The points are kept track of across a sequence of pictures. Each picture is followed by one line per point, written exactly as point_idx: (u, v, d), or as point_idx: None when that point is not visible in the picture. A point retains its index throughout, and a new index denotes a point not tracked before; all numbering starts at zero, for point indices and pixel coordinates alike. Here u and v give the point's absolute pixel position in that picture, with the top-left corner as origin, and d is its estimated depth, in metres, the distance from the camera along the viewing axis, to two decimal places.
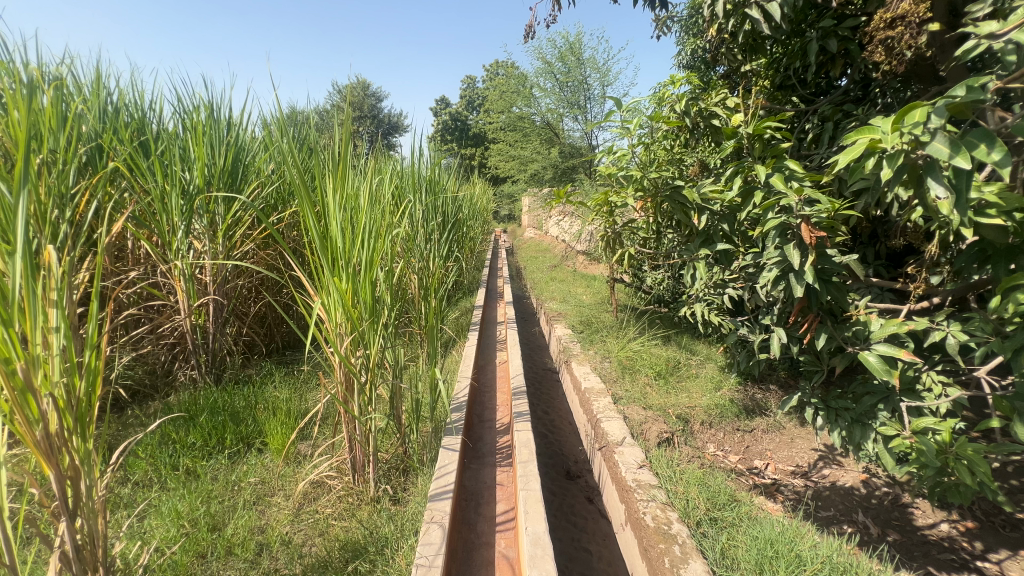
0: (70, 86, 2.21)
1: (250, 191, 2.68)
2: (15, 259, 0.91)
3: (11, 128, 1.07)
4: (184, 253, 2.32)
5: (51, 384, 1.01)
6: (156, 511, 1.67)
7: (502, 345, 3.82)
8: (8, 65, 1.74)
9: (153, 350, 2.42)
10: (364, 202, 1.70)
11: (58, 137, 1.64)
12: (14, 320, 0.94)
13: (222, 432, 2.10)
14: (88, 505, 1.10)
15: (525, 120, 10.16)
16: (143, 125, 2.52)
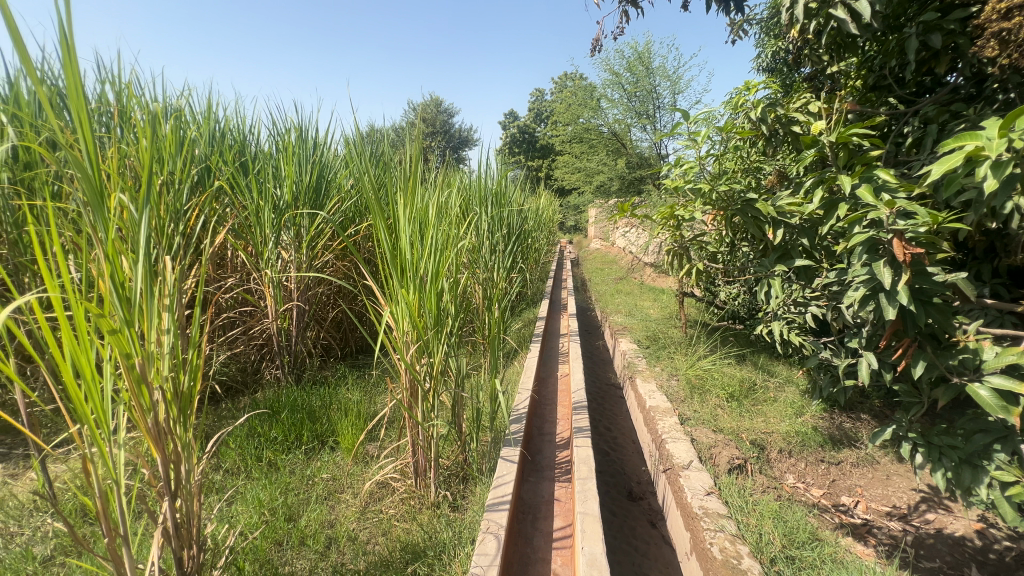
0: (185, 116, 2.53)
1: (332, 205, 2.89)
2: (138, 268, 1.07)
3: (139, 155, 1.26)
4: (273, 262, 2.55)
5: (161, 378, 1.15)
6: (242, 497, 1.83)
7: (564, 358, 3.80)
8: (139, 99, 2.03)
9: (245, 350, 2.67)
10: (432, 215, 1.77)
11: (175, 159, 1.89)
12: (136, 319, 1.09)
13: (300, 428, 2.26)
14: (187, 486, 1.23)
15: (592, 132, 10.13)
16: (243, 147, 2.82)
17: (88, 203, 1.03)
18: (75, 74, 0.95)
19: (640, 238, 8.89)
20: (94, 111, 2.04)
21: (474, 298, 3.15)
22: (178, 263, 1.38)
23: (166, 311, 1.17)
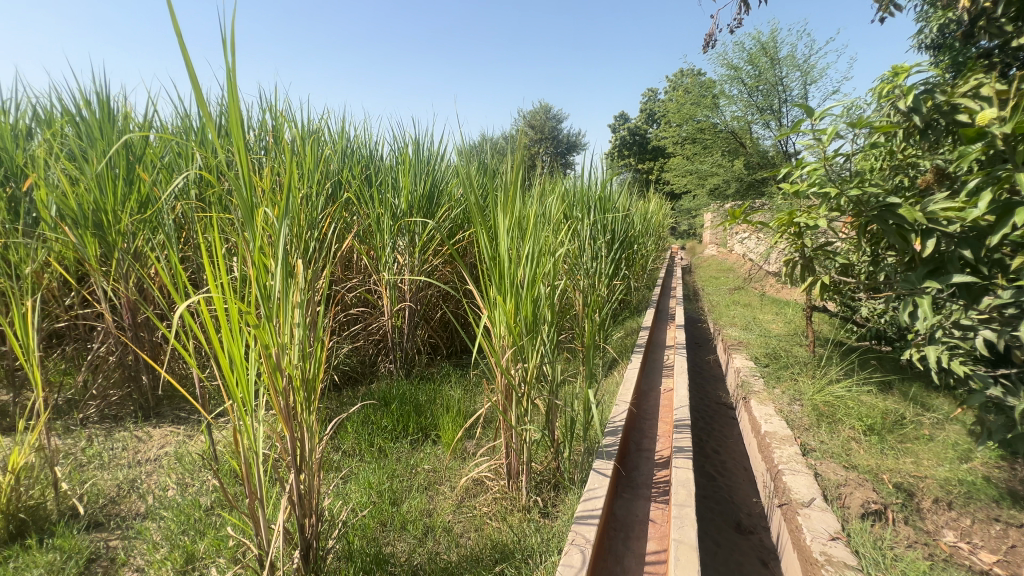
0: (324, 136, 2.90)
1: (442, 212, 3.08)
2: (277, 271, 1.25)
3: (283, 175, 1.47)
4: (390, 266, 2.80)
5: (292, 366, 1.33)
6: (355, 477, 2.04)
7: (668, 371, 3.60)
8: (288, 124, 2.37)
9: (364, 344, 2.97)
10: (531, 223, 1.79)
11: (313, 174, 2.17)
12: (274, 314, 1.28)
13: (407, 420, 2.45)
14: (310, 462, 1.40)
15: (706, 132, 9.50)
16: (369, 162, 3.14)
17: (243, 217, 1.25)
18: (237, 111, 1.16)
19: (760, 244, 8.11)
20: (256, 137, 2.45)
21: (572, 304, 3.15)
22: (311, 267, 1.59)
23: (298, 309, 1.35)
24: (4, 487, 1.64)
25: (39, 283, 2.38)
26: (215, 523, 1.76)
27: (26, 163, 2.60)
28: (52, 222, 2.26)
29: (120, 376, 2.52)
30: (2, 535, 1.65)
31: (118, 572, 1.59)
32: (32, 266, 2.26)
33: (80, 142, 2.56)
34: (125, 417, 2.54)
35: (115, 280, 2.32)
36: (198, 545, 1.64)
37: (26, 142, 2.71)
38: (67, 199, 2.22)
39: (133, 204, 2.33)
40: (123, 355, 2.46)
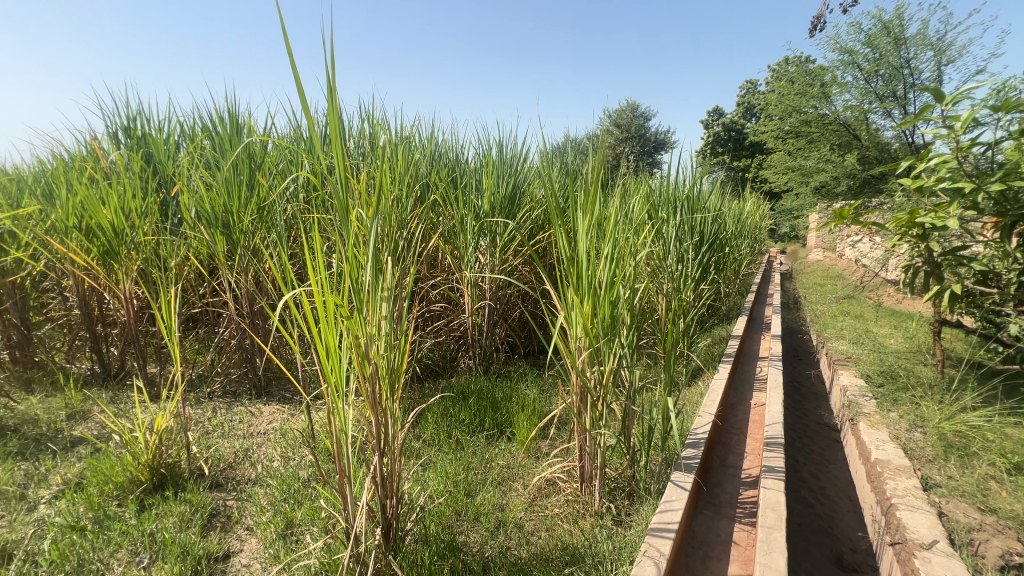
0: (414, 142, 3.08)
1: (523, 213, 3.12)
2: (368, 266, 1.36)
3: (376, 177, 1.59)
4: (472, 265, 2.89)
5: (379, 355, 1.43)
6: (434, 466, 2.13)
7: (761, 384, 3.32)
8: (383, 131, 2.55)
9: (446, 339, 3.09)
10: (612, 224, 1.75)
11: (404, 177, 2.31)
12: (364, 306, 1.39)
13: (484, 415, 2.51)
14: (393, 447, 1.49)
15: (813, 124, 8.62)
16: (455, 165, 3.27)
17: (339, 216, 1.37)
18: (337, 120, 1.27)
19: (877, 248, 7.20)
20: (355, 144, 2.66)
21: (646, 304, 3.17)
22: (398, 263, 1.69)
23: (385, 302, 1.44)
24: (149, 445, 1.95)
25: (181, 274, 2.80)
26: (311, 494, 1.94)
27: (175, 172, 3.07)
28: (192, 222, 2.64)
29: (239, 358, 2.86)
30: (148, 486, 1.96)
31: (232, 528, 1.82)
32: (176, 260, 2.66)
33: (215, 154, 2.96)
34: (242, 393, 2.89)
35: (238, 274, 2.65)
36: (296, 513, 1.82)
37: (175, 155, 3.20)
38: (203, 203, 2.58)
39: (254, 206, 2.65)
40: (241, 338, 2.80)
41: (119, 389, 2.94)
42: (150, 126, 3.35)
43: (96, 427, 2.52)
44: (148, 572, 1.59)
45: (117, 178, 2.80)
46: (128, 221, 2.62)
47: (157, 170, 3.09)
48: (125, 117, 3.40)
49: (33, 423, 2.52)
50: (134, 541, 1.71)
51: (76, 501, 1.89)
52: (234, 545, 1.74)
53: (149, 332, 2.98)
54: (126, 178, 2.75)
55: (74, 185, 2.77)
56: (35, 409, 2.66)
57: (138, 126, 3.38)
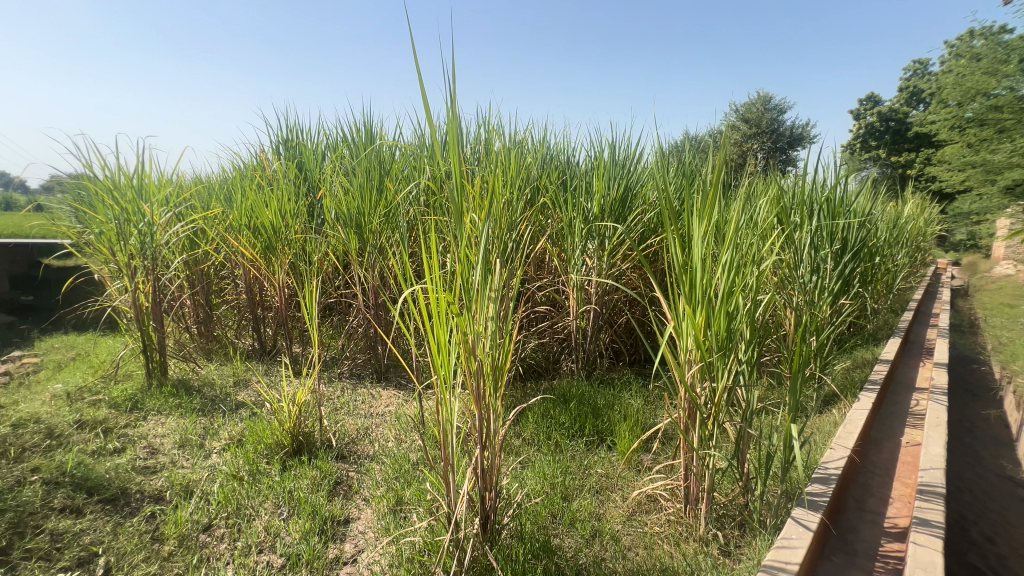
0: (527, 146, 3.16)
1: (635, 216, 3.01)
2: (479, 267, 1.42)
3: (488, 181, 1.65)
4: (579, 268, 2.86)
5: (485, 353, 1.48)
6: (532, 465, 2.16)
7: (917, 420, 2.80)
8: (497, 136, 2.65)
9: (550, 341, 3.11)
10: (734, 230, 1.60)
11: (516, 180, 2.36)
12: (472, 303, 1.46)
13: (585, 421, 2.47)
14: (494, 442, 1.54)
15: (1006, 109, 7.05)
16: (566, 168, 3.28)
17: (454, 218, 1.46)
18: (455, 128, 1.35)
19: None
20: (471, 150, 2.82)
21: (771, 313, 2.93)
22: (506, 264, 1.74)
23: (492, 301, 1.49)
24: (290, 415, 2.26)
25: (322, 268, 3.20)
26: (419, 477, 2.09)
27: (321, 179, 3.52)
28: (332, 222, 3.01)
29: (364, 345, 3.18)
30: (289, 449, 2.27)
31: (352, 497, 2.03)
32: (318, 256, 3.05)
33: (353, 162, 3.34)
34: (365, 376, 3.21)
35: (366, 270, 2.95)
36: (406, 493, 1.97)
37: (322, 165, 3.67)
38: (342, 206, 2.92)
39: (381, 209, 2.92)
40: (367, 328, 3.10)
41: (272, 364, 3.45)
42: (303, 140, 3.88)
43: (254, 395, 2.99)
44: (286, 523, 1.85)
45: (278, 185, 3.30)
46: (284, 221, 3.07)
47: (308, 177, 3.57)
48: (286, 133, 3.98)
49: (211, 386, 3.08)
50: (277, 495, 2.00)
51: (237, 454, 2.27)
52: (353, 513, 1.94)
53: (295, 317, 3.45)
54: (285, 184, 3.22)
55: (247, 192, 3.32)
56: (213, 375, 3.24)
57: (295, 140, 3.94)
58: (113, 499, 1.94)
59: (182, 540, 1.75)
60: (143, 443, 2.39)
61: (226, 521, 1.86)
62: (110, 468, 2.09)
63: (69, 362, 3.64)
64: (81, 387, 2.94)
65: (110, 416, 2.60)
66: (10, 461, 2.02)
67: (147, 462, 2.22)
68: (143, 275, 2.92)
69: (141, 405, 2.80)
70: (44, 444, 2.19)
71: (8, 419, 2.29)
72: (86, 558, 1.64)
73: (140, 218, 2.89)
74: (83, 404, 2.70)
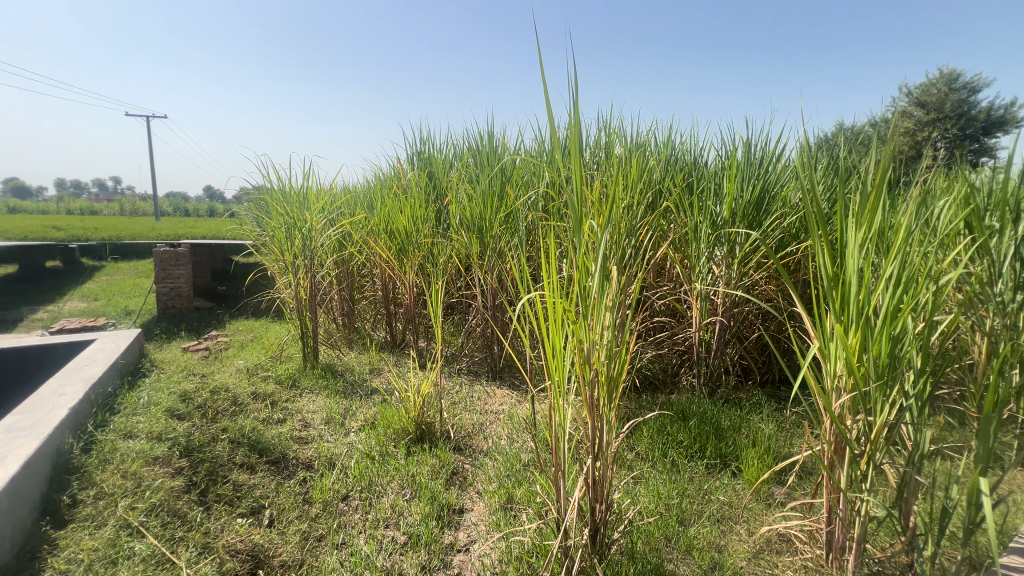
0: (649, 148, 3.03)
1: (772, 221, 2.71)
2: (596, 275, 1.40)
3: (607, 186, 1.62)
4: (704, 276, 2.66)
5: (600, 363, 1.45)
6: (645, 482, 2.06)
7: None
8: (619, 140, 2.60)
9: (669, 353, 2.96)
10: (904, 238, 1.34)
11: (638, 184, 2.28)
12: (590, 311, 1.44)
13: (706, 441, 2.29)
14: (607, 453, 1.50)
15: None
16: (693, 169, 3.08)
17: (574, 225, 1.45)
18: (576, 135, 1.35)
19: None
20: (591, 155, 2.81)
21: (952, 338, 2.41)
22: (624, 272, 1.69)
23: (609, 309, 1.45)
24: (414, 405, 2.46)
25: (446, 270, 3.42)
26: (529, 477, 2.13)
27: (448, 187, 3.78)
28: (456, 227, 3.21)
29: (481, 344, 3.33)
30: (413, 436, 2.48)
31: (467, 489, 2.15)
32: (443, 258, 3.27)
33: (477, 170, 3.52)
34: (481, 374, 3.37)
35: (485, 272, 3.09)
36: (516, 492, 2.02)
37: (449, 173, 3.94)
38: (466, 212, 3.10)
39: (502, 215, 3.04)
40: (484, 327, 3.24)
41: (401, 356, 3.80)
42: (434, 151, 4.21)
43: (385, 383, 3.32)
44: (408, 504, 2.02)
45: (412, 193, 3.62)
46: (415, 226, 3.36)
47: (436, 185, 3.85)
48: (419, 145, 4.35)
49: (351, 372, 3.49)
50: (402, 477, 2.19)
51: (370, 435, 2.53)
52: (467, 504, 2.05)
53: (422, 314, 3.75)
54: (417, 193, 3.52)
55: (386, 200, 3.69)
56: (354, 362, 3.67)
57: (426, 152, 4.29)
58: (276, 461, 2.30)
59: (325, 506, 2.01)
60: (299, 417, 2.79)
61: (360, 494, 2.09)
62: (275, 435, 2.48)
63: (249, 343, 4.41)
64: (257, 365, 3.54)
65: (276, 391, 3.09)
66: (208, 420, 2.50)
67: (302, 433, 2.60)
68: (304, 273, 3.41)
69: (298, 383, 3.28)
70: (230, 409, 2.69)
71: (208, 386, 2.86)
72: (256, 508, 1.97)
73: (303, 224, 3.39)
74: (258, 379, 3.25)
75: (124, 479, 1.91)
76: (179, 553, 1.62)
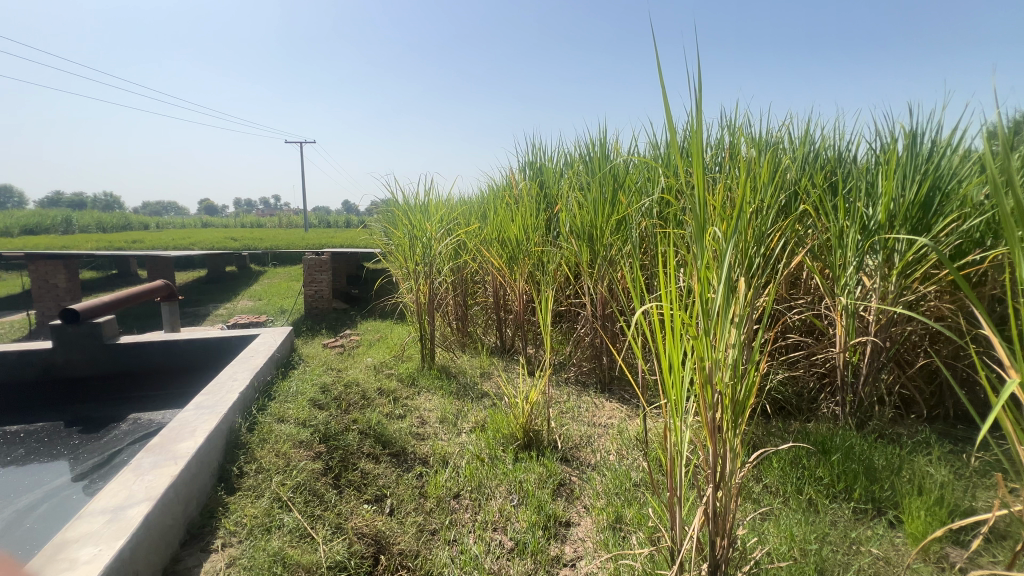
0: (782, 146, 2.72)
1: (945, 224, 2.25)
2: (722, 288, 1.27)
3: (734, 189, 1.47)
4: (851, 289, 2.30)
5: (723, 384, 1.32)
6: (775, 520, 1.83)
7: None
8: (746, 138, 2.38)
9: (805, 375, 2.63)
10: None
11: (769, 187, 2.05)
12: (712, 328, 1.32)
13: (853, 481, 1.97)
14: (730, 484, 1.36)
15: None
16: (837, 167, 2.71)
17: (694, 234, 1.35)
18: (700, 138, 1.25)
19: None
20: (713, 157, 2.61)
21: None
22: (754, 284, 1.52)
23: (735, 325, 1.32)
24: (523, 411, 2.49)
25: (556, 278, 3.43)
26: (640, 498, 2.02)
27: (559, 195, 3.79)
28: (566, 235, 3.20)
29: (590, 354, 3.27)
30: (521, 443, 2.51)
31: (574, 502, 2.11)
32: (553, 267, 3.28)
33: (588, 177, 3.48)
34: (589, 384, 3.30)
35: (595, 281, 3.03)
36: (626, 512, 1.93)
37: (560, 181, 3.95)
38: (576, 220, 3.08)
39: (614, 223, 2.96)
40: (594, 337, 3.17)
41: (510, 361, 3.89)
42: (545, 160, 4.25)
43: (495, 387, 3.43)
44: (516, 510, 2.05)
45: (524, 203, 3.70)
46: (526, 235, 3.43)
47: (547, 194, 3.89)
48: (530, 155, 4.43)
49: (464, 374, 3.66)
50: (509, 483, 2.23)
51: (480, 438, 2.62)
52: (574, 518, 2.01)
53: (531, 321, 3.80)
54: (529, 202, 3.59)
55: (499, 210, 3.82)
56: (466, 364, 3.85)
57: (538, 161, 4.35)
58: (396, 454, 2.50)
59: (439, 501, 2.12)
60: (416, 414, 3.00)
61: (470, 494, 2.17)
62: (396, 429, 2.69)
63: (375, 343, 4.86)
64: (382, 363, 3.89)
65: (398, 388, 3.36)
66: (342, 410, 2.80)
67: (419, 430, 2.78)
68: (423, 279, 3.67)
69: (417, 381, 3.53)
70: (360, 402, 2.98)
71: (342, 380, 3.20)
72: (380, 496, 2.15)
73: (424, 234, 3.65)
74: (383, 376, 3.57)
75: (277, 457, 2.21)
76: (317, 530, 1.83)
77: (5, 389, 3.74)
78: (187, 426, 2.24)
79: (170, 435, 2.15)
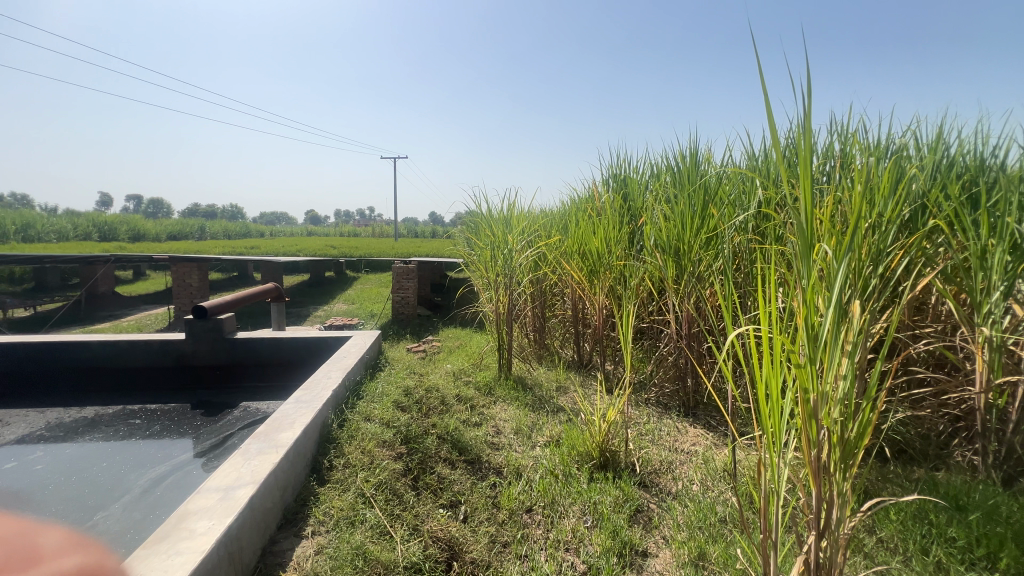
0: (907, 153, 2.40)
1: None
2: (831, 312, 1.13)
3: (846, 202, 1.31)
4: (996, 318, 1.95)
5: (831, 420, 1.17)
6: None
7: None
8: (861, 144, 2.14)
9: (932, 416, 2.28)
10: None
11: (889, 198, 1.82)
12: (818, 356, 1.18)
13: (998, 548, 1.65)
14: (837, 533, 1.20)
15: None
16: (979, 176, 2.33)
17: (799, 250, 1.21)
18: (810, 146, 1.13)
19: None
20: (820, 165, 2.38)
21: None
22: (871, 309, 1.34)
23: (848, 354, 1.17)
24: (599, 429, 2.41)
25: (638, 293, 3.31)
26: (726, 536, 1.87)
27: (643, 208, 3.67)
28: (650, 249, 3.09)
29: (673, 374, 3.10)
30: (597, 462, 2.43)
31: (652, 531, 1.99)
32: (635, 281, 3.17)
33: (676, 189, 3.33)
34: (672, 407, 3.14)
35: (681, 298, 2.87)
36: (710, 549, 1.79)
37: (645, 193, 3.82)
38: (661, 233, 2.96)
39: (704, 237, 2.81)
40: (678, 357, 3.01)
41: (587, 376, 3.81)
42: (630, 172, 4.14)
43: (571, 402, 3.37)
44: (589, 533, 1.98)
45: (607, 215, 3.63)
46: (608, 248, 3.36)
47: (632, 207, 3.78)
48: (615, 167, 4.34)
49: (540, 387, 3.64)
50: (583, 503, 2.17)
51: (554, 453, 2.58)
52: (652, 548, 1.90)
53: (610, 336, 3.70)
54: (611, 215, 3.52)
55: (581, 223, 3.78)
56: (542, 377, 3.83)
57: (622, 172, 4.25)
58: (472, 461, 2.53)
59: (511, 514, 2.11)
60: (492, 423, 3.03)
61: (543, 510, 2.14)
62: (472, 437, 2.73)
63: (455, 350, 5.01)
64: (461, 370, 3.99)
65: (475, 396, 3.42)
66: (422, 414, 2.91)
67: (494, 439, 2.81)
68: (503, 290, 3.72)
69: (493, 391, 3.57)
70: (439, 407, 3.07)
71: (424, 385, 3.32)
72: (454, 502, 2.19)
73: (505, 246, 3.72)
74: (461, 383, 3.66)
75: (363, 455, 2.35)
76: (396, 528, 1.90)
77: (148, 372, 4.36)
78: (287, 418, 2.45)
79: (274, 425, 2.37)
